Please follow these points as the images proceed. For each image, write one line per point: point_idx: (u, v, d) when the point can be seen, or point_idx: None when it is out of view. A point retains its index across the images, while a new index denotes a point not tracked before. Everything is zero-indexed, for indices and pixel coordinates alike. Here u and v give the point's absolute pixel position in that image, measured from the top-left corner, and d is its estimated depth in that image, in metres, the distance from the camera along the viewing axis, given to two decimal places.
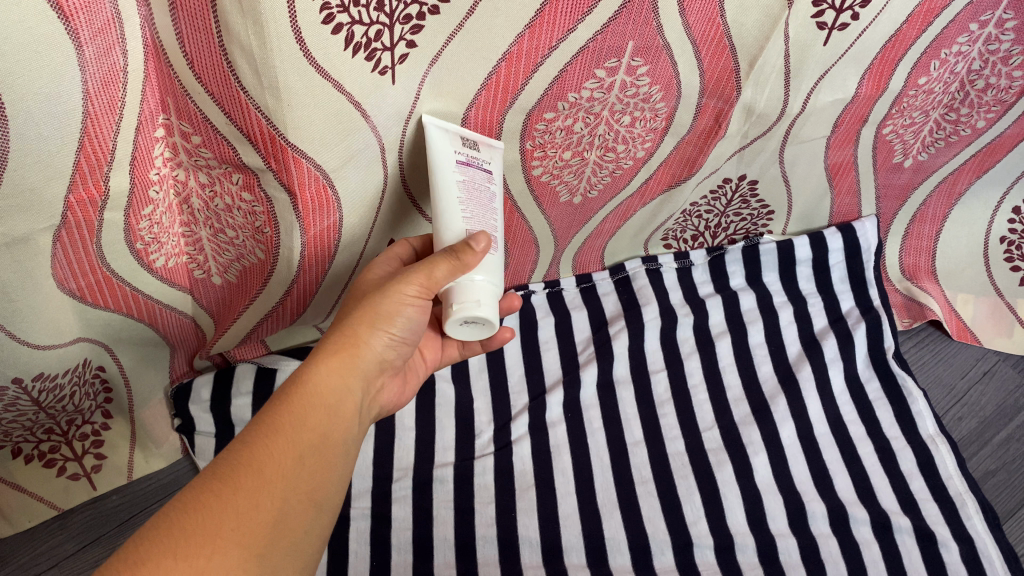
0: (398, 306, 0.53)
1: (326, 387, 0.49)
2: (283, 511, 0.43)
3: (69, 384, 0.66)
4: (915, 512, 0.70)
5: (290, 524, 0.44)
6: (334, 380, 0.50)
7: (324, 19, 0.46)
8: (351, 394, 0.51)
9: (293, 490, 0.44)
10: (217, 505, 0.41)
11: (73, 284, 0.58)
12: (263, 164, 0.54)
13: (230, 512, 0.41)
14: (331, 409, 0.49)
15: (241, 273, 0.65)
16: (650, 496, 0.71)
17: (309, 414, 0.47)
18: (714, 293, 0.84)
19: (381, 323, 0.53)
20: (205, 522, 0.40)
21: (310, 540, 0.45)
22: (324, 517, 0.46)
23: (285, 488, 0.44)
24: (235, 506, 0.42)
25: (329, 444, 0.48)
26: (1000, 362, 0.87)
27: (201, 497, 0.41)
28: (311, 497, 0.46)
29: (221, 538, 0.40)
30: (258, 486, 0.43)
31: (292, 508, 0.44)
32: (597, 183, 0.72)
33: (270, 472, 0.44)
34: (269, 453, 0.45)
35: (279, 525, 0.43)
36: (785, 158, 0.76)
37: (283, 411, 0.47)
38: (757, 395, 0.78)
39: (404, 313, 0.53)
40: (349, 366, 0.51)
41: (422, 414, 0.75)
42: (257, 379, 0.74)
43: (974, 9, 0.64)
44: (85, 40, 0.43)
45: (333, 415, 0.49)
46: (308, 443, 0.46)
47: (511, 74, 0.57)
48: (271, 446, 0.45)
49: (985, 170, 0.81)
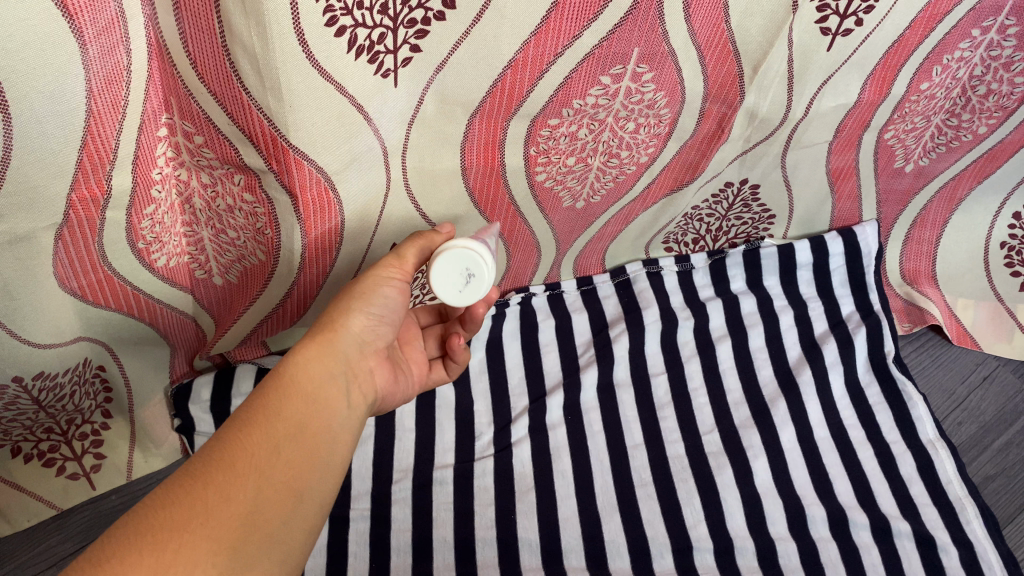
0: (375, 286, 0.56)
1: (301, 378, 0.50)
2: (259, 502, 0.43)
3: (70, 383, 0.66)
4: (914, 516, 0.70)
5: (267, 514, 0.43)
6: (312, 372, 0.50)
7: (328, 21, 0.46)
8: (332, 387, 0.51)
9: (269, 481, 0.44)
10: (188, 501, 0.41)
11: (74, 283, 0.58)
12: (264, 166, 0.54)
13: (201, 506, 0.41)
14: (308, 399, 0.49)
15: (242, 274, 0.65)
16: (650, 500, 0.71)
17: (283, 406, 0.48)
18: (715, 297, 0.84)
19: (360, 302, 0.55)
20: (171, 517, 0.40)
21: (294, 533, 0.44)
22: (311, 508, 0.46)
23: (259, 479, 0.44)
24: (206, 500, 0.42)
25: (307, 434, 0.47)
26: (1000, 367, 0.88)
27: (170, 495, 0.41)
28: (292, 487, 0.45)
29: (188, 531, 0.40)
30: (230, 481, 0.43)
31: (268, 499, 0.43)
32: (600, 188, 0.72)
33: (242, 466, 0.44)
34: (241, 448, 0.45)
35: (254, 516, 0.43)
36: (787, 163, 0.76)
37: (257, 408, 0.47)
38: (757, 399, 0.78)
39: (384, 291, 0.57)
40: (329, 356, 0.52)
41: (422, 416, 0.75)
42: (257, 380, 0.74)
43: (977, 15, 0.64)
44: (89, 39, 0.43)
45: (313, 404, 0.49)
46: (284, 434, 0.46)
47: (516, 82, 0.57)
48: (244, 441, 0.45)
49: (986, 176, 0.81)
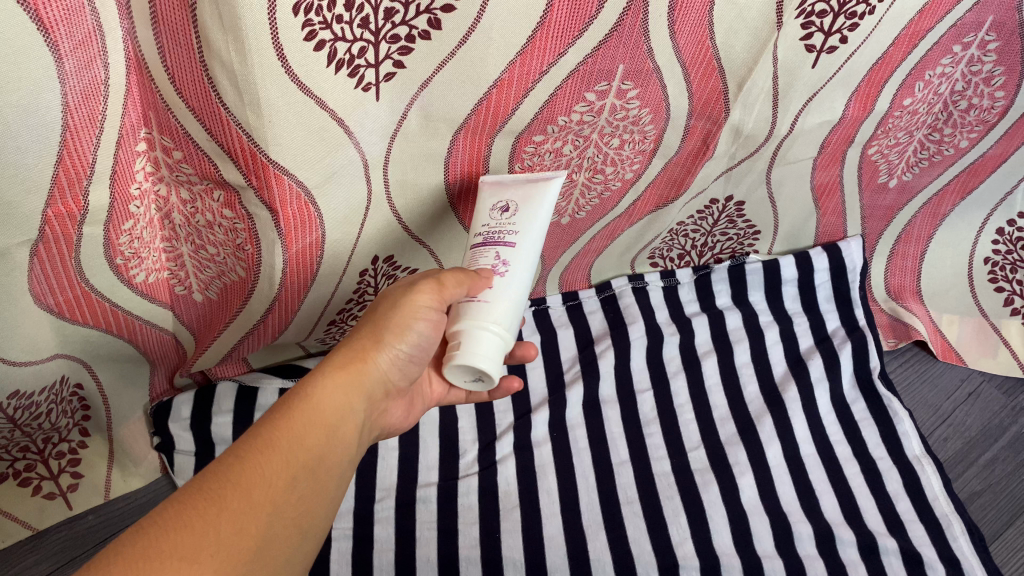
0: (409, 320, 0.53)
1: (333, 409, 0.48)
2: (267, 537, 0.42)
3: (46, 402, 0.65)
4: (901, 533, 0.70)
5: (272, 550, 0.42)
6: (335, 397, 0.49)
7: (306, 36, 0.46)
8: (350, 413, 0.49)
9: (282, 515, 0.43)
10: (200, 526, 0.39)
11: (51, 300, 0.57)
12: (243, 181, 0.53)
13: (213, 533, 0.40)
14: (329, 430, 0.47)
15: (222, 290, 0.64)
16: (636, 517, 0.70)
17: (305, 434, 0.46)
18: (700, 312, 0.83)
19: (390, 338, 0.52)
20: (182, 544, 0.38)
21: (289, 569, 0.43)
22: (308, 546, 0.45)
23: (272, 513, 0.42)
24: (220, 529, 0.40)
25: (322, 469, 0.46)
26: (985, 383, 0.87)
27: (181, 515, 0.40)
28: (298, 523, 0.44)
29: (199, 562, 0.38)
30: (243, 510, 0.41)
31: (276, 534, 0.42)
32: (586, 204, 0.72)
33: (258, 494, 0.42)
34: (259, 472, 0.43)
35: (261, 552, 0.41)
36: (773, 179, 0.76)
37: (278, 430, 0.45)
38: (744, 415, 0.77)
39: (418, 327, 0.53)
40: (355, 383, 0.50)
41: (406, 433, 0.74)
42: (238, 398, 0.72)
43: (958, 31, 0.65)
44: (65, 52, 0.43)
45: (330, 436, 0.47)
46: (301, 465, 0.45)
47: (501, 101, 0.57)
48: (261, 465, 0.43)
49: (969, 191, 0.82)
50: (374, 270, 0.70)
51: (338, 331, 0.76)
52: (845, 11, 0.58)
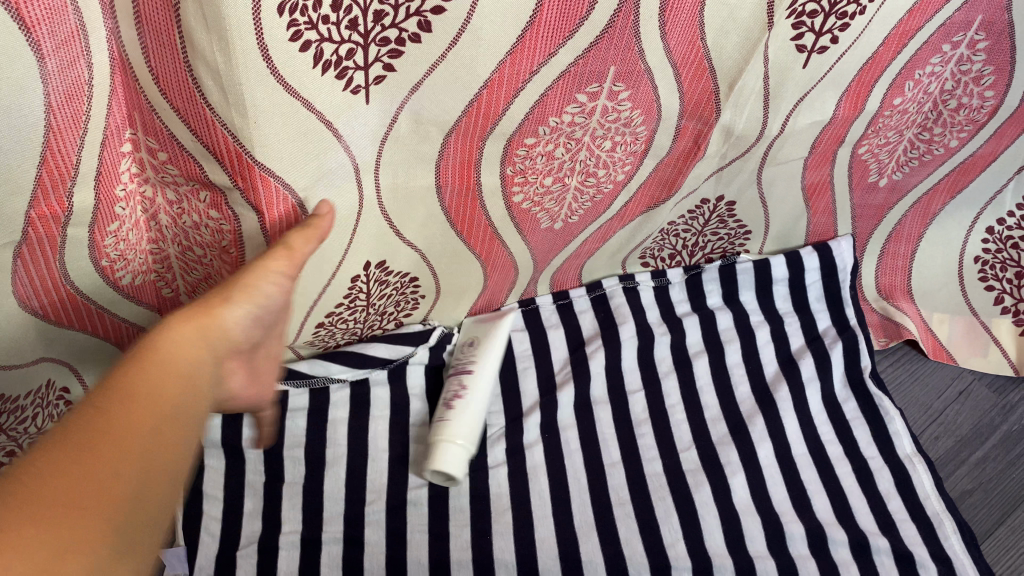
0: (257, 278, 0.48)
1: (176, 349, 0.41)
2: (139, 472, 0.36)
3: (32, 406, 0.65)
4: (893, 533, 0.70)
5: (143, 493, 0.36)
6: (182, 346, 0.41)
7: (292, 36, 0.45)
8: (205, 353, 0.43)
9: (150, 438, 0.37)
10: (60, 464, 0.34)
11: (35, 302, 0.56)
12: (229, 183, 0.52)
13: (75, 473, 0.34)
14: (196, 373, 0.41)
15: (208, 293, 0.64)
16: (628, 518, 0.70)
17: (153, 378, 0.39)
18: (691, 312, 0.83)
19: (239, 289, 0.47)
20: (47, 480, 0.33)
21: (166, 503, 0.37)
22: (186, 466, 0.39)
23: (139, 439, 0.36)
24: (86, 469, 0.34)
25: (201, 398, 0.41)
26: (976, 381, 0.87)
27: (42, 454, 0.34)
28: (178, 447, 0.38)
29: (70, 495, 0.33)
30: (96, 451, 0.35)
31: (150, 454, 0.36)
32: (579, 208, 0.71)
33: (120, 426, 0.36)
34: (119, 399, 0.37)
35: (124, 495, 0.35)
36: (763, 179, 0.76)
37: (119, 378, 0.38)
38: (735, 415, 0.77)
39: (265, 288, 0.49)
40: (203, 332, 0.43)
41: (395, 436, 0.74)
42: (227, 402, 0.70)
43: (947, 30, 0.65)
44: (48, 52, 0.42)
45: (180, 376, 0.40)
46: (182, 397, 0.40)
47: (492, 101, 0.56)
48: (113, 405, 0.37)
49: (959, 191, 0.82)
50: (368, 275, 0.69)
51: (326, 336, 0.74)
52: (835, 11, 0.59)
